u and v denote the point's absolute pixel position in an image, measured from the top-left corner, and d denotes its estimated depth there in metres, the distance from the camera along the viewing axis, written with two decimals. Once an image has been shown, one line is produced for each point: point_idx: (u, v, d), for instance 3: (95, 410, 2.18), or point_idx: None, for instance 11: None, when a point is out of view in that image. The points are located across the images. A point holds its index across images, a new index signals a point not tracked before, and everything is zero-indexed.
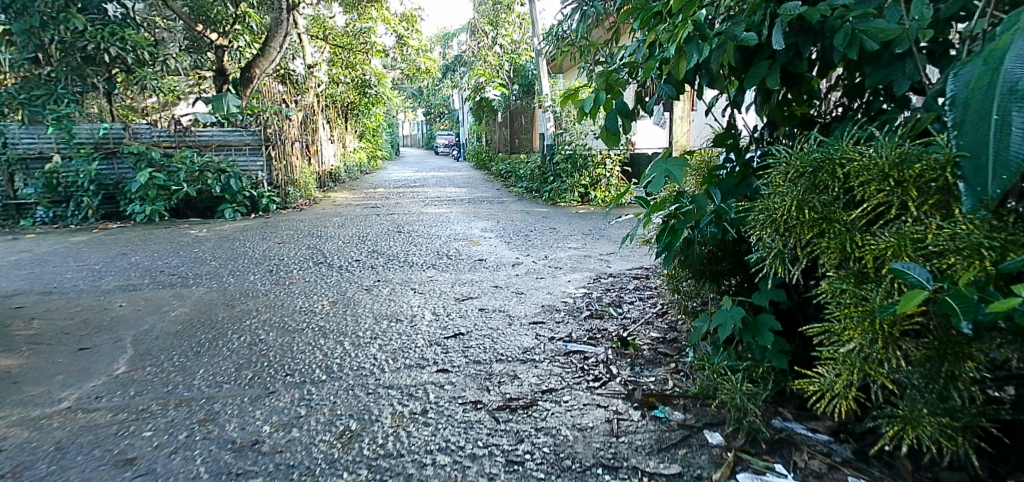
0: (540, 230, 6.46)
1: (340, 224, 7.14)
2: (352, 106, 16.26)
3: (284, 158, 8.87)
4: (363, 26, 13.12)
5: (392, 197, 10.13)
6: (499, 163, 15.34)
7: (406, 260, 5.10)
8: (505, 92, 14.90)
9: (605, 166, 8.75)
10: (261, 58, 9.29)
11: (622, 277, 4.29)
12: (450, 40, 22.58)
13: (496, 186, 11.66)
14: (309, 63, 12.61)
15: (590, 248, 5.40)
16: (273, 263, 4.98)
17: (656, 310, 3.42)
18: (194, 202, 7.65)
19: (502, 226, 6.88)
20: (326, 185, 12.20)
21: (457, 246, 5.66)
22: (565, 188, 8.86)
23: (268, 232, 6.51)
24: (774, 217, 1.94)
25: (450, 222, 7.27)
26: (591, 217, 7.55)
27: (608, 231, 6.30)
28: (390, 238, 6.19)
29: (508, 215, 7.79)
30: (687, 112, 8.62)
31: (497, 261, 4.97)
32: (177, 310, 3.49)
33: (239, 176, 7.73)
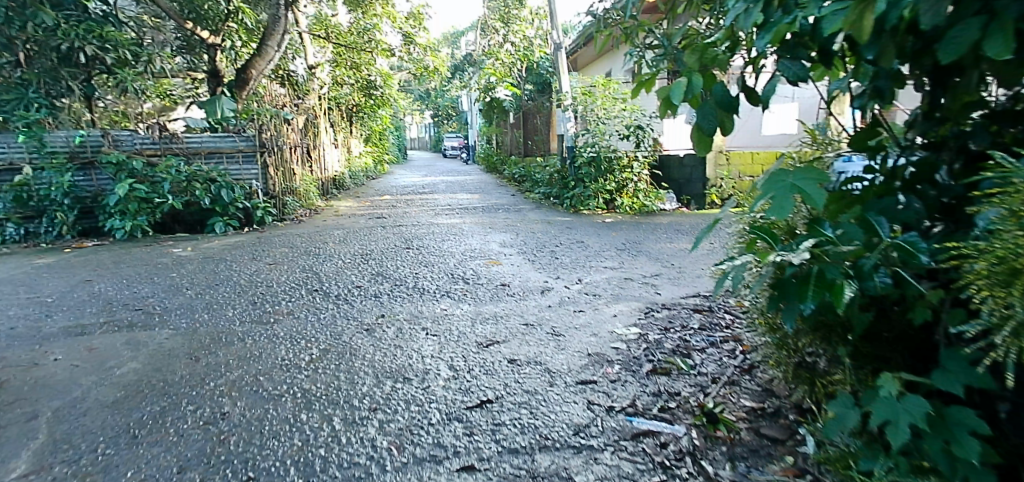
0: (567, 245, 5.68)
1: (342, 239, 6.42)
2: (358, 109, 15.57)
3: (282, 165, 8.18)
4: (367, 24, 12.42)
5: (400, 206, 9.41)
6: (512, 165, 14.61)
7: (415, 286, 4.34)
8: (517, 92, 14.20)
9: (632, 169, 7.95)
10: (258, 58, 8.61)
11: (680, 310, 3.51)
12: (458, 40, 21.90)
13: (511, 191, 10.91)
14: (310, 64, 11.94)
15: (630, 269, 4.62)
16: (259, 292, 4.25)
17: (739, 364, 2.65)
18: (182, 215, 6.96)
19: (523, 240, 6.11)
20: (330, 192, 11.51)
21: (474, 268, 4.90)
22: (588, 195, 8.09)
23: (259, 250, 5.80)
24: (1015, 264, 1.19)
25: (464, 235, 6.54)
26: (621, 227, 6.79)
27: (644, 246, 5.53)
28: (397, 256, 5.46)
29: (528, 225, 7.04)
30: None
31: (522, 288, 4.20)
32: (125, 364, 2.76)
33: (231, 186, 7.05)
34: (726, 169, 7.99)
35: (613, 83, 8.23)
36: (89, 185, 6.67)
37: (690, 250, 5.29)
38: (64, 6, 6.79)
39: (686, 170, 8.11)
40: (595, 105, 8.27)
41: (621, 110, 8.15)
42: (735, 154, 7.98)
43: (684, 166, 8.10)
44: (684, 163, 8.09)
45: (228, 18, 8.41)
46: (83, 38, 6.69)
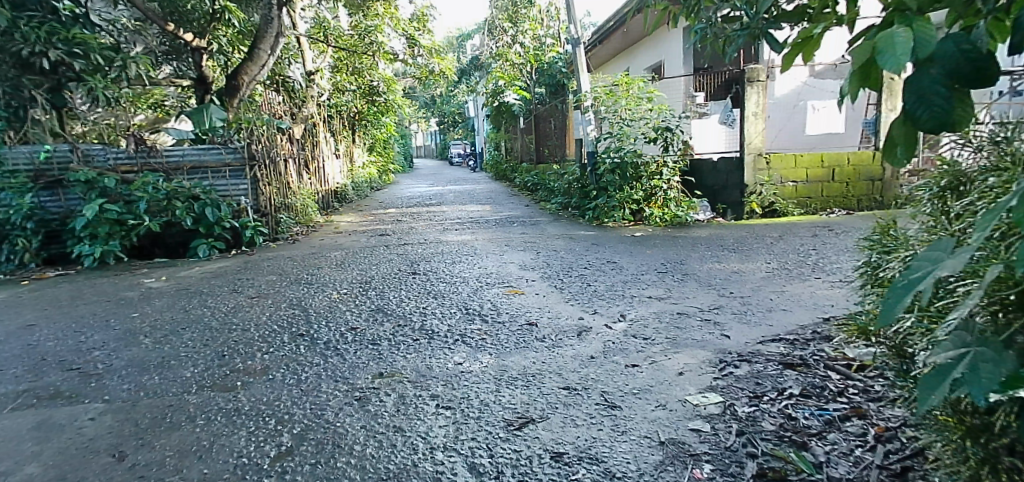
0: (598, 268, 4.88)
1: (339, 263, 5.66)
2: (360, 117, 14.84)
3: (274, 179, 7.44)
4: (369, 25, 11.71)
5: (405, 220, 8.65)
6: (523, 172, 13.85)
7: (422, 329, 3.55)
8: (526, 95, 13.51)
9: (662, 175, 7.13)
10: (249, 63, 7.91)
11: (765, 365, 2.70)
12: (464, 44, 21.22)
13: (524, 201, 10.12)
14: (309, 70, 11.28)
15: (681, 300, 3.81)
16: (232, 339, 3.47)
17: (885, 464, 1.85)
18: (162, 237, 6.23)
19: (545, 262, 5.31)
20: (330, 205, 10.75)
21: (492, 301, 4.11)
22: (612, 205, 7.29)
23: (242, 278, 5.06)
24: None
25: (477, 255, 5.77)
26: (654, 243, 5.99)
27: (689, 267, 4.73)
28: (401, 285, 4.69)
29: (548, 242, 6.26)
30: (761, 105, 7.03)
31: (553, 330, 3.41)
32: (20, 469, 2.00)
33: (217, 203, 6.31)
34: (767, 173, 7.13)
35: (638, 81, 7.44)
36: (56, 207, 5.97)
37: (745, 272, 4.48)
38: (27, 8, 6.16)
39: (720, 175, 7.28)
40: (618, 105, 7.49)
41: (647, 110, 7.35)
42: (777, 157, 7.09)
43: (719, 171, 7.28)
44: (719, 168, 7.26)
45: (213, 18, 7.55)
46: (45, 42, 5.99)
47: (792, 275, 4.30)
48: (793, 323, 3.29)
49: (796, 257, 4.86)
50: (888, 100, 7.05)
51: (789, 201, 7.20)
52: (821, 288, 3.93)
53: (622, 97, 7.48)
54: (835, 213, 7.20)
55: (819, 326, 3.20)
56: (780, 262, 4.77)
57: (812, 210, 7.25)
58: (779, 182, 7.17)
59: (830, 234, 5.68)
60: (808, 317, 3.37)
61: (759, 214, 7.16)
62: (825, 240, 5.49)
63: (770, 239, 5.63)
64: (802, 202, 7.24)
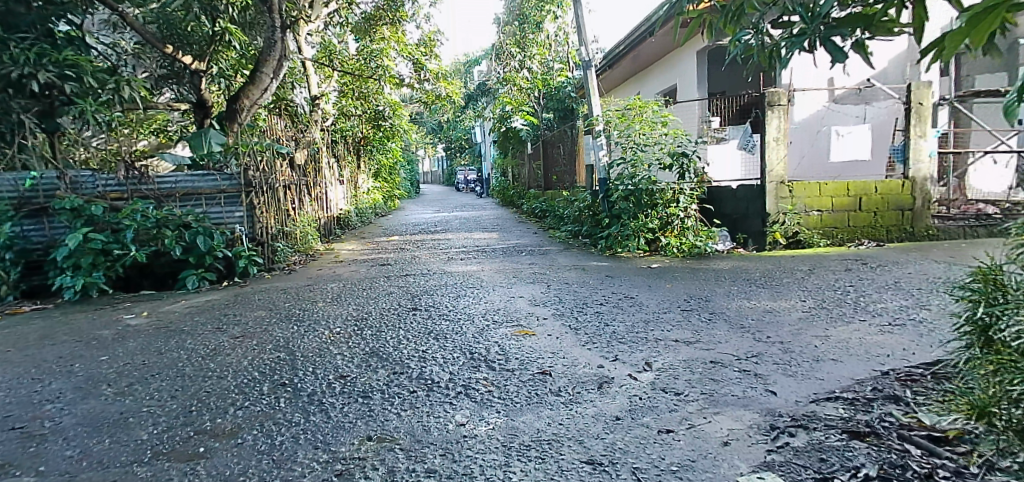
0: (616, 305, 4.46)
1: (335, 296, 5.26)
2: (366, 142, 14.58)
3: (272, 206, 7.11)
4: (375, 48, 11.51)
5: (408, 249, 8.28)
6: (530, 199, 13.49)
7: (420, 378, 3.13)
8: (534, 120, 13.26)
9: (678, 203, 6.75)
10: (250, 87, 7.70)
11: (826, 433, 2.30)
12: (472, 70, 21.11)
13: (532, 229, 9.73)
14: (313, 94, 11.08)
15: (714, 346, 3.39)
16: (204, 389, 3.05)
17: None
18: (150, 268, 5.83)
19: (557, 297, 4.90)
20: (332, 232, 10.40)
21: (499, 343, 3.69)
22: (626, 234, 6.88)
23: (229, 313, 4.67)
24: None
25: (483, 289, 5.35)
26: (673, 276, 5.57)
27: (716, 305, 4.31)
28: (400, 322, 4.27)
29: (560, 274, 5.86)
30: (782, 130, 6.62)
31: (569, 381, 2.98)
32: None
33: (209, 232, 5.94)
34: (790, 201, 6.68)
35: (652, 104, 7.13)
36: (39, 236, 5.64)
37: (780, 312, 4.05)
38: (17, 29, 5.91)
39: (741, 203, 6.91)
40: (632, 130, 7.15)
41: (662, 134, 7.00)
42: (800, 184, 6.67)
43: (739, 199, 6.91)
44: (739, 195, 6.89)
45: (213, 40, 7.27)
46: (35, 64, 5.68)
47: (833, 316, 3.88)
48: (847, 377, 2.87)
49: (833, 295, 4.45)
50: (919, 125, 6.60)
51: (814, 231, 6.72)
52: (870, 333, 3.51)
53: (637, 121, 7.14)
54: (865, 244, 6.69)
55: (879, 382, 2.79)
56: (816, 300, 4.36)
57: (839, 241, 6.76)
58: (803, 211, 6.70)
59: (864, 268, 5.25)
60: (862, 370, 2.95)
61: (783, 244, 6.67)
62: (861, 274, 5.07)
63: (800, 274, 5.22)
64: (828, 233, 6.75)
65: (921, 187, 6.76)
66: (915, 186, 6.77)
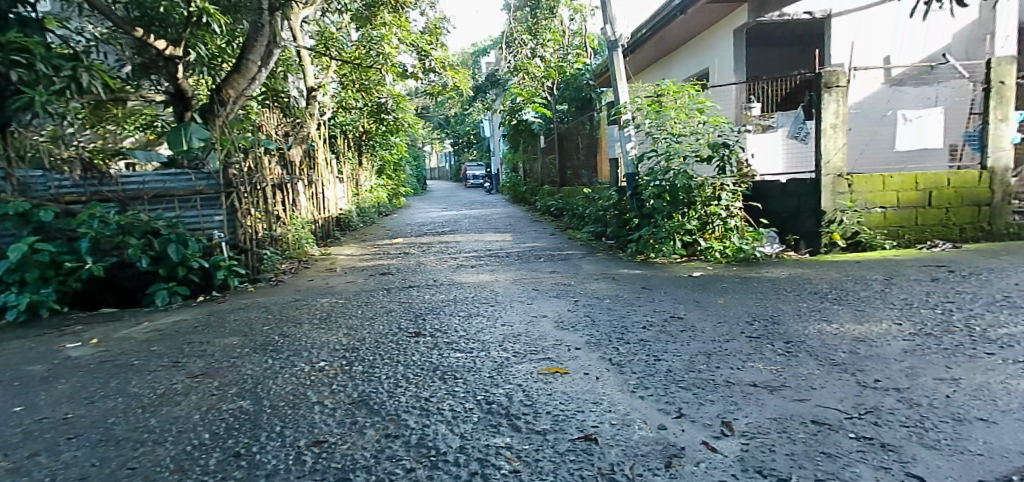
0: (663, 331, 3.62)
1: (324, 316, 4.47)
2: (368, 137, 13.80)
3: (257, 208, 6.32)
4: (375, 35, 10.65)
5: (413, 253, 7.48)
6: (544, 196, 12.64)
7: (421, 446, 2.32)
8: (547, 112, 12.47)
9: (720, 201, 5.93)
10: (235, 75, 6.98)
11: None
12: (478, 61, 20.26)
13: (548, 230, 8.88)
14: (310, 86, 10.32)
15: (809, 396, 2.56)
16: (127, 465, 2.25)
17: None
18: (114, 281, 5.12)
19: (589, 317, 4.06)
20: (330, 234, 9.63)
21: (524, 386, 2.87)
22: (660, 235, 6.06)
23: (193, 341, 3.87)
24: None
25: (498, 306, 4.54)
26: (721, 287, 4.73)
27: (789, 331, 3.46)
28: (399, 354, 3.46)
29: (585, 286, 5.04)
30: (840, 116, 5.86)
31: (624, 455, 2.16)
32: None
33: (183, 239, 5.18)
34: (849, 197, 5.94)
35: (688, 89, 6.29)
36: None
37: (876, 342, 3.19)
38: None
39: (791, 200, 6.08)
40: (665, 118, 6.29)
41: (700, 123, 6.15)
42: (861, 177, 5.92)
43: (789, 195, 6.08)
44: (789, 191, 6.07)
45: (189, 22, 6.48)
46: None
47: (950, 348, 3.01)
48: (1020, 452, 2.04)
49: (933, 315, 3.58)
50: (999, 108, 5.82)
51: (877, 230, 5.96)
52: (1013, 375, 2.65)
53: (671, 108, 6.28)
54: (938, 245, 5.91)
55: None
56: (913, 322, 3.50)
57: (906, 242, 6.00)
58: (864, 208, 5.96)
59: (954, 278, 4.38)
60: None
61: (841, 246, 5.92)
62: (954, 285, 4.20)
63: (877, 286, 4.35)
64: (893, 232, 5.99)
65: (1000, 178, 5.97)
66: (995, 178, 5.98)
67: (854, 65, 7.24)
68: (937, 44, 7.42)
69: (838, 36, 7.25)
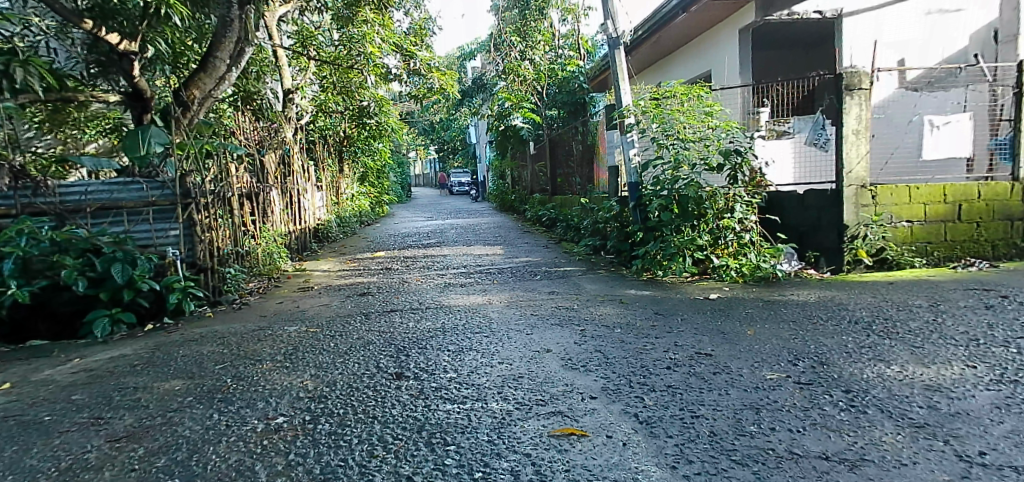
0: (692, 374, 3.03)
1: (289, 351, 3.82)
2: (349, 142, 13.13)
3: (220, 221, 5.64)
4: (356, 34, 9.97)
5: (395, 270, 6.83)
6: (535, 205, 12.07)
7: None
8: (536, 118, 11.95)
9: (735, 214, 5.40)
10: (201, 74, 6.37)
11: None
12: (465, 65, 19.70)
13: (541, 243, 8.30)
14: (286, 87, 9.68)
15: (903, 479, 1.96)
16: None
17: None
18: (48, 307, 4.43)
19: (601, 353, 3.46)
20: (307, 247, 8.95)
21: (533, 457, 2.25)
22: (669, 251, 5.47)
23: (126, 386, 3.21)
24: None
25: (492, 337, 3.92)
26: (745, 314, 4.17)
27: (844, 376, 2.89)
28: (377, 405, 2.83)
29: (590, 311, 4.45)
30: (864, 121, 5.37)
31: None
32: None
33: (130, 258, 4.50)
34: (874, 210, 5.44)
35: (697, 91, 5.76)
36: None
37: (955, 393, 2.63)
38: None
39: (810, 213, 5.56)
40: (673, 122, 5.75)
41: (711, 127, 5.62)
42: (886, 188, 5.42)
43: (808, 207, 5.56)
44: (807, 203, 5.55)
45: (146, 15, 5.73)
46: None
47: None
48: None
49: (1009, 355, 3.03)
50: None
51: (904, 247, 5.47)
52: None
53: (679, 111, 5.75)
54: (970, 263, 5.42)
55: None
56: (989, 364, 2.95)
57: (935, 260, 5.50)
58: (889, 222, 5.46)
59: (1011, 306, 3.86)
60: None
61: (866, 264, 5.41)
62: (1015, 315, 3.67)
63: (926, 315, 3.81)
64: (920, 249, 5.50)
65: None
66: None
67: (880, 66, 6.80)
68: (961, 43, 6.95)
69: (858, 40, 6.79)
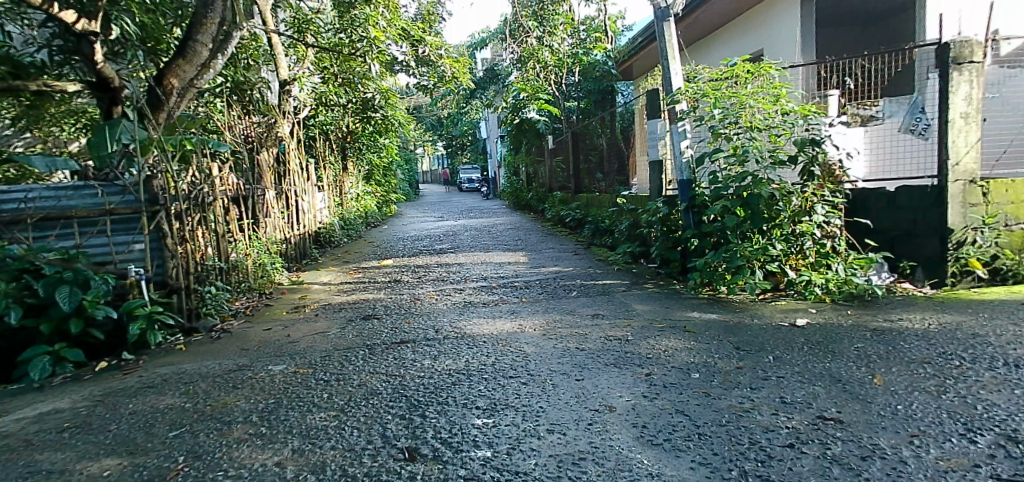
0: (830, 462, 2.10)
1: (268, 405, 2.93)
2: (353, 138, 12.27)
3: (199, 231, 4.76)
4: (359, 17, 9.10)
5: (404, 283, 5.93)
6: (555, 204, 11.16)
7: None
8: (554, 109, 11.04)
9: (814, 216, 4.43)
10: (180, 61, 5.46)
11: None
12: (475, 56, 18.76)
13: (568, 248, 7.38)
14: (283, 79, 8.82)
15: None
16: None
17: None
18: None
19: (685, 419, 2.53)
20: (307, 254, 8.10)
21: None
22: (732, 262, 4.51)
23: (37, 471, 2.33)
24: None
25: (533, 386, 3.00)
26: (857, 351, 3.23)
27: None
28: None
29: (650, 344, 3.53)
30: (975, 102, 4.34)
31: None
32: None
33: (82, 279, 3.62)
34: (986, 210, 4.45)
35: (766, 68, 4.72)
36: None
37: None
38: None
39: (903, 214, 4.61)
40: (740, 107, 4.76)
41: (784, 113, 4.63)
42: (1000, 183, 4.45)
43: (900, 207, 4.61)
44: (899, 202, 4.60)
45: None
46: None
47: None
48: None
49: None
50: None
51: (1022, 255, 4.50)
52: None
53: (744, 95, 4.76)
54: None
55: None
56: None
57: None
58: (1004, 224, 4.49)
59: None
60: None
61: (979, 276, 4.44)
62: None
63: None
64: None
65: None
66: None
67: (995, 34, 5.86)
68: None
69: (966, 5, 5.88)
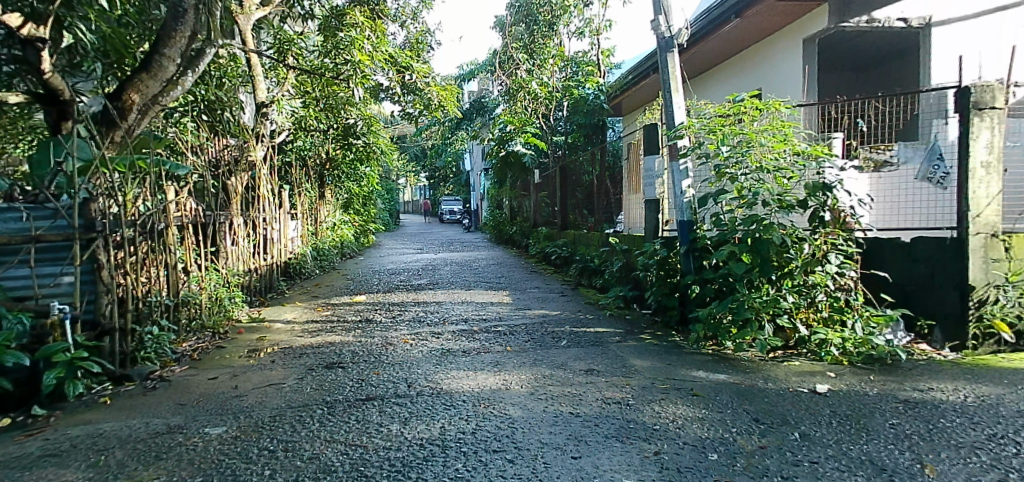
0: None
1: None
2: (332, 165, 11.80)
3: (145, 262, 4.22)
4: (343, 40, 8.73)
5: (375, 323, 5.41)
6: (539, 240, 10.75)
7: None
8: (541, 143, 10.73)
9: (828, 266, 4.04)
10: (143, 75, 4.97)
11: None
12: (462, 87, 18.53)
13: (555, 289, 6.92)
14: (258, 100, 8.28)
15: None
16: None
17: None
18: None
19: None
20: (273, 287, 7.52)
21: None
22: (738, 314, 4.07)
23: None
24: None
25: (523, 466, 2.49)
26: (894, 428, 2.80)
27: None
28: None
29: (655, 412, 3.06)
30: (994, 151, 4.05)
31: None
32: None
33: None
34: (1008, 266, 4.12)
35: (776, 105, 4.39)
36: None
37: None
38: None
39: (918, 267, 4.26)
40: (749, 146, 4.41)
41: (796, 154, 4.29)
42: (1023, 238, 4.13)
43: (915, 260, 4.27)
44: (914, 254, 4.25)
45: None
46: None
47: None
48: None
49: None
50: None
51: None
52: None
53: (753, 132, 4.41)
54: None
55: None
56: None
57: None
58: None
59: None
60: None
61: (1003, 340, 4.07)
62: None
63: None
64: None
65: None
66: None
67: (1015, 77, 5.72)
68: None
69: (986, 48, 5.73)
